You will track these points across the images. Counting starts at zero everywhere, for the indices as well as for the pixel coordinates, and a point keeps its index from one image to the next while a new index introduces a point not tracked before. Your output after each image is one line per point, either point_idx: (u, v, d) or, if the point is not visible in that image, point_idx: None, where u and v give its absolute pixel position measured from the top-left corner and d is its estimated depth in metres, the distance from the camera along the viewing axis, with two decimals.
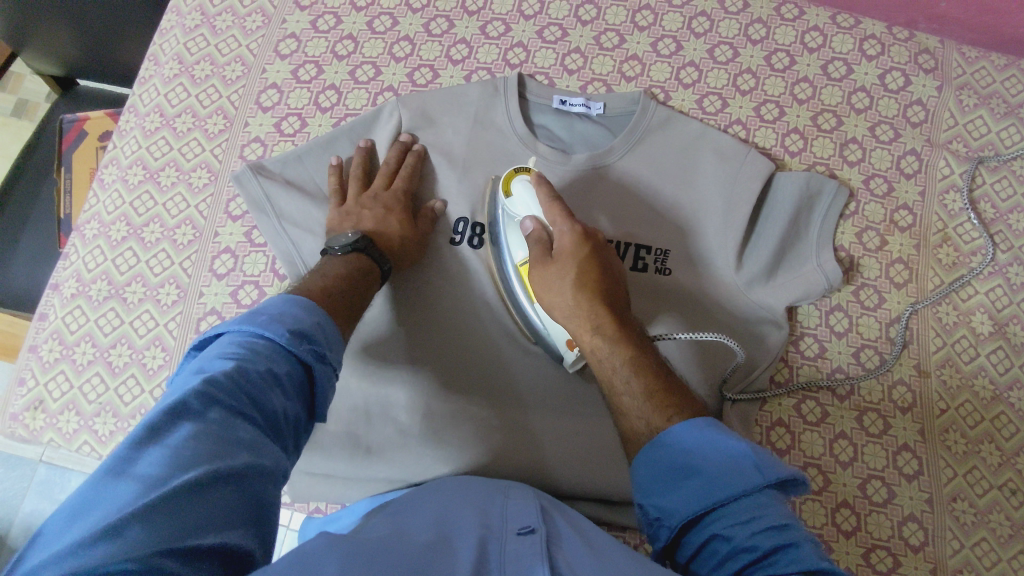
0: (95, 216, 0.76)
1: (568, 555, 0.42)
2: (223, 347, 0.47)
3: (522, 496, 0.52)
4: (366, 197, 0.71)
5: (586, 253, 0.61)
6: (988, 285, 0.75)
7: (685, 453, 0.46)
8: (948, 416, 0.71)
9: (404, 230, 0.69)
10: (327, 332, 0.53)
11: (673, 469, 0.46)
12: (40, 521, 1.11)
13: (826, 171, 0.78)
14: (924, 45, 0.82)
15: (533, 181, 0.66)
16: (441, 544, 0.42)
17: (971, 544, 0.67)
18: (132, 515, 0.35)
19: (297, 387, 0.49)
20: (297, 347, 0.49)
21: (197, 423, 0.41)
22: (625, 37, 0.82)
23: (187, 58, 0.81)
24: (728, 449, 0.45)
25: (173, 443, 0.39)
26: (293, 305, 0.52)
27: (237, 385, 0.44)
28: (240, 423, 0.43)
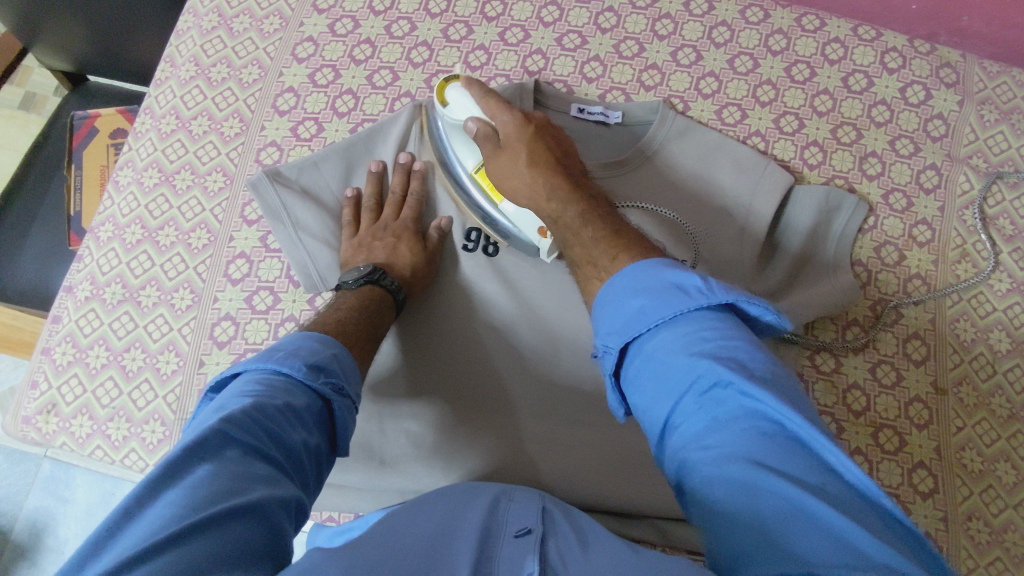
0: (110, 218, 0.75)
1: (564, 555, 0.41)
2: (241, 386, 0.48)
3: (526, 495, 0.50)
4: (377, 228, 0.71)
5: (530, 134, 0.64)
6: (1007, 303, 0.74)
7: (631, 288, 0.48)
8: (964, 434, 0.71)
9: (417, 261, 0.69)
10: (341, 363, 0.54)
11: (620, 302, 0.48)
12: (44, 517, 1.11)
13: (845, 185, 0.77)
14: (946, 59, 0.81)
15: (466, 84, 0.68)
16: (442, 550, 0.40)
17: (986, 564, 0.67)
18: (151, 548, 0.35)
19: (315, 421, 0.50)
20: (312, 381, 0.51)
21: (215, 460, 0.41)
22: (645, 46, 0.81)
23: (204, 60, 0.80)
24: (672, 279, 0.47)
25: (193, 479, 0.39)
26: (305, 341, 0.54)
27: (256, 420, 0.45)
28: (256, 460, 0.43)
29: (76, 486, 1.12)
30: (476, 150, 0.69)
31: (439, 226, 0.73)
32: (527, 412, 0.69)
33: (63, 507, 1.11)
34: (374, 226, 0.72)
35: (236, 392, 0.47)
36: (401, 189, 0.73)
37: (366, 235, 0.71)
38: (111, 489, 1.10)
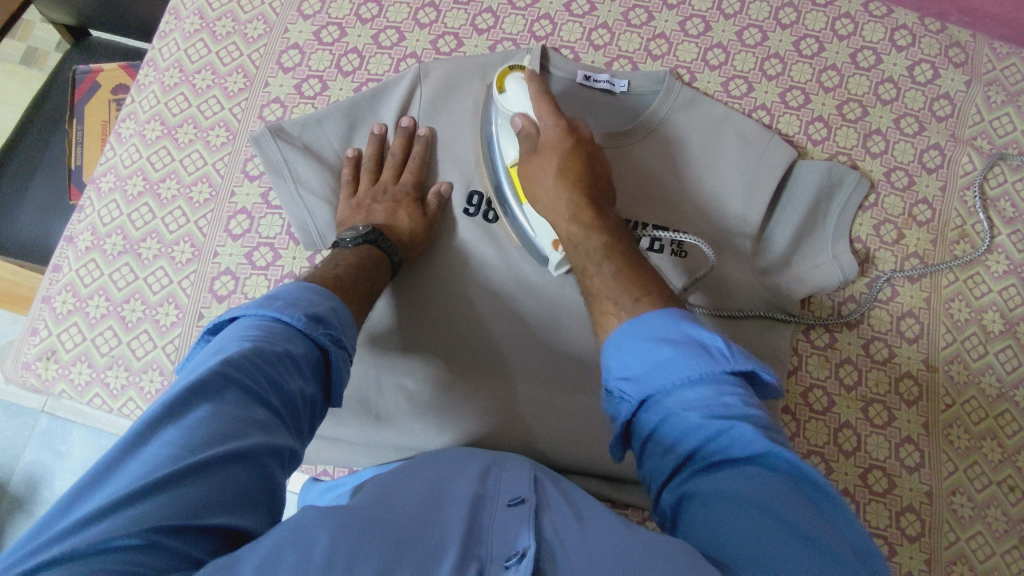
0: (111, 169, 0.75)
1: (556, 524, 0.42)
2: (242, 330, 0.48)
3: (516, 467, 0.52)
4: (377, 191, 0.71)
5: (569, 149, 0.65)
6: (1002, 284, 0.75)
7: (653, 339, 0.48)
8: (952, 411, 0.72)
9: (417, 226, 0.69)
10: (341, 316, 0.53)
11: (640, 353, 0.48)
12: (41, 471, 1.12)
13: (847, 162, 0.77)
14: (955, 39, 0.81)
15: (527, 77, 0.68)
16: (433, 515, 0.41)
17: (966, 537, 0.68)
18: (147, 488, 0.36)
19: (312, 369, 0.49)
20: (312, 330, 0.50)
21: (212, 402, 0.42)
22: (653, 15, 0.81)
23: (209, 14, 0.79)
24: (696, 337, 0.47)
25: (190, 421, 0.40)
26: (307, 290, 0.53)
27: (253, 366, 0.45)
28: (254, 404, 0.43)
29: (71, 441, 1.13)
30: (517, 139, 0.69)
31: (438, 190, 0.72)
32: (521, 375, 0.70)
33: (59, 462, 1.12)
34: (374, 189, 0.72)
35: (234, 336, 0.47)
36: (402, 152, 0.73)
37: (370, 196, 0.71)
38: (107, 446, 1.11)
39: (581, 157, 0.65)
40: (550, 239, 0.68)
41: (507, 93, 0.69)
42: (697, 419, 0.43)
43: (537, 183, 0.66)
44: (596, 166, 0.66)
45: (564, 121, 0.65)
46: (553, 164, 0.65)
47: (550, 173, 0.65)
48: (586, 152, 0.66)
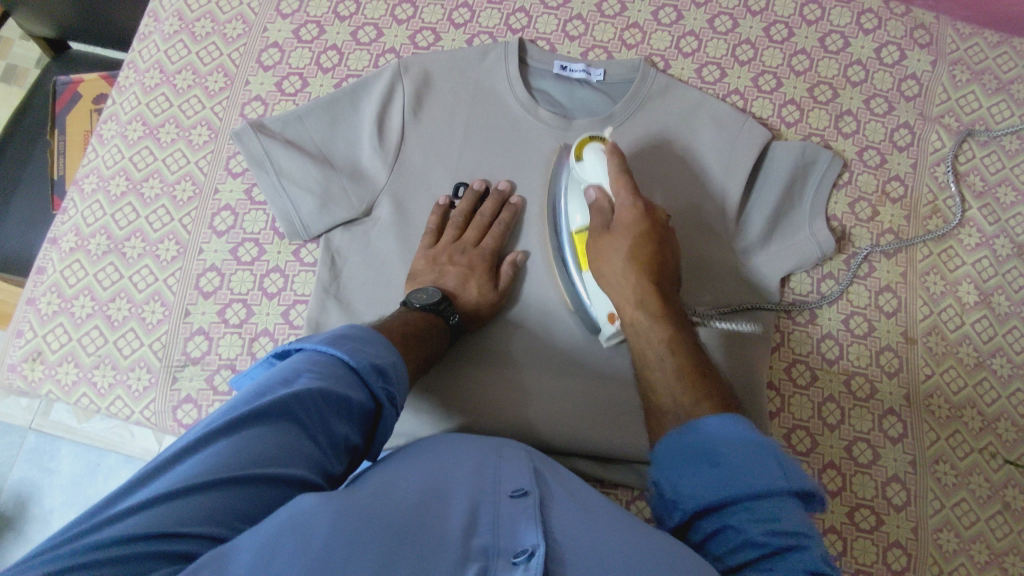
0: (94, 171, 0.75)
1: (567, 525, 0.42)
2: (305, 363, 0.47)
3: (514, 455, 0.51)
4: (456, 249, 0.70)
5: (643, 228, 0.62)
6: (975, 256, 0.77)
7: (718, 440, 0.46)
8: (933, 382, 0.73)
9: (484, 299, 0.67)
10: (400, 372, 0.51)
11: (704, 451, 0.46)
12: (30, 489, 1.11)
13: (821, 142, 0.79)
14: (920, 21, 0.83)
15: (607, 151, 0.65)
16: (432, 508, 0.41)
17: (950, 504, 0.69)
18: (182, 491, 0.37)
19: (363, 420, 0.47)
20: (372, 381, 0.48)
21: (262, 427, 0.41)
22: (626, 5, 0.82)
23: (188, 15, 0.80)
24: (761, 443, 0.45)
25: (241, 439, 0.40)
26: (375, 340, 0.51)
27: (315, 404, 0.44)
28: (303, 439, 0.42)
29: (61, 458, 1.11)
30: (587, 208, 0.67)
31: (514, 259, 0.71)
32: (528, 365, 0.69)
33: (49, 478, 1.11)
34: (451, 245, 0.70)
35: (298, 369, 0.46)
36: (469, 209, 0.72)
37: (442, 253, 0.70)
38: (96, 460, 1.11)
39: (654, 244, 0.61)
40: (607, 313, 0.66)
41: (584, 162, 0.67)
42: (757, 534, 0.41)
43: (606, 264, 0.63)
44: (668, 267, 0.62)
45: (641, 202, 0.63)
46: (627, 249, 0.62)
47: (622, 259, 0.61)
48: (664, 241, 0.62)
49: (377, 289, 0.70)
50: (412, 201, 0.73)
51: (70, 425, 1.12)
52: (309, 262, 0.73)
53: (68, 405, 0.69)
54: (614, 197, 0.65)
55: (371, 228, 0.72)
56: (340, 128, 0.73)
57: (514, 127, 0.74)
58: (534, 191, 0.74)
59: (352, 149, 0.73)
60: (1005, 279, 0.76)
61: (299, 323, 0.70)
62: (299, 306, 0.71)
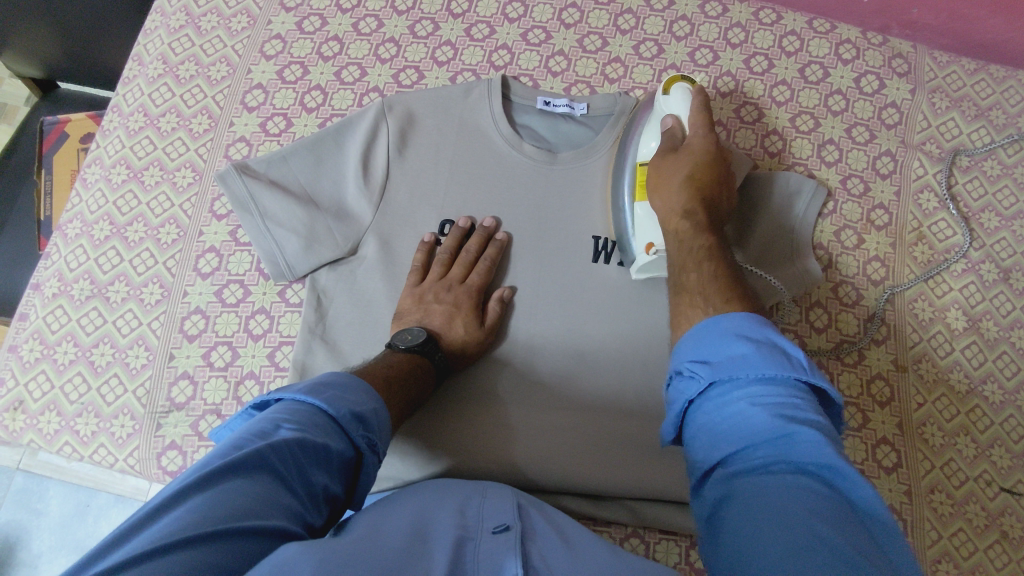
0: (78, 216, 0.75)
1: (546, 557, 0.42)
2: (284, 413, 0.47)
3: (498, 494, 0.50)
4: (442, 287, 0.69)
5: (709, 156, 0.65)
6: (962, 282, 0.77)
7: (736, 333, 0.45)
8: (925, 410, 0.73)
9: (471, 337, 0.67)
10: (381, 418, 0.51)
11: (717, 344, 0.45)
12: (18, 532, 1.09)
13: (804, 171, 0.79)
14: (898, 50, 0.84)
15: (695, 90, 0.69)
16: (416, 547, 0.41)
17: (948, 534, 0.69)
18: (157, 548, 0.35)
19: (342, 470, 0.47)
20: (352, 430, 0.48)
21: (243, 479, 0.41)
22: (608, 40, 0.83)
23: (172, 58, 0.81)
24: (778, 340, 0.44)
25: (218, 493, 0.39)
26: (354, 387, 0.51)
27: (293, 454, 0.43)
28: (283, 490, 0.42)
29: (48, 499, 1.09)
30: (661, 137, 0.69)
31: (501, 295, 0.70)
32: (518, 404, 0.69)
33: (36, 521, 1.09)
34: (438, 283, 0.70)
35: (276, 420, 0.45)
36: (455, 247, 0.72)
37: (428, 290, 0.69)
38: (85, 501, 1.09)
39: (715, 173, 0.64)
40: (647, 242, 0.68)
41: (669, 96, 0.70)
42: (761, 419, 0.40)
43: (665, 177, 0.65)
44: (720, 192, 0.65)
45: (713, 137, 0.66)
46: (694, 160, 0.64)
47: (680, 170, 0.64)
48: (722, 174, 0.65)
49: (364, 329, 0.69)
50: (398, 238, 0.73)
51: (58, 465, 1.10)
52: (295, 303, 0.72)
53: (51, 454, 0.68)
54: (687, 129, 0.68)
55: (357, 266, 0.72)
56: (324, 167, 0.73)
57: (498, 163, 0.74)
58: (520, 227, 0.73)
59: (337, 188, 0.73)
60: (993, 304, 0.76)
61: (285, 364, 0.69)
62: (285, 348, 0.70)
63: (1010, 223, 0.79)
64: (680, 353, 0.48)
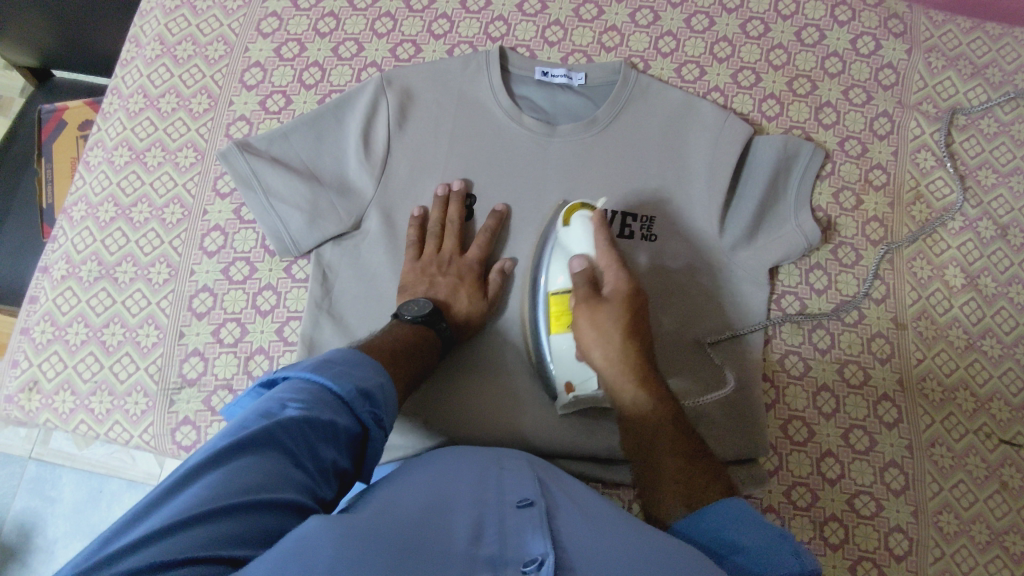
0: (82, 198, 0.76)
1: (569, 529, 0.42)
2: (292, 391, 0.47)
3: (515, 466, 0.51)
4: (442, 261, 0.71)
5: (633, 301, 0.62)
6: (960, 239, 0.78)
7: (732, 521, 0.47)
8: (924, 366, 0.74)
9: (476, 308, 0.69)
10: (388, 394, 0.52)
11: (723, 535, 0.46)
12: (33, 519, 1.10)
13: (802, 134, 0.80)
14: (893, 11, 0.84)
15: (597, 220, 0.65)
16: (441, 523, 0.41)
17: (949, 487, 0.70)
18: (179, 525, 0.36)
19: (349, 445, 0.48)
20: (358, 407, 0.49)
21: (254, 456, 0.42)
22: (604, 8, 0.83)
23: (169, 39, 0.81)
24: (788, 538, 0.45)
25: (231, 470, 0.40)
26: (361, 363, 0.52)
27: (301, 432, 0.44)
28: (293, 466, 0.43)
29: (62, 486, 1.11)
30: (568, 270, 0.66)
31: (501, 267, 0.72)
32: (522, 374, 0.70)
33: (51, 508, 1.10)
34: (439, 258, 0.71)
35: (285, 398, 0.46)
36: (440, 218, 0.72)
37: (429, 264, 0.70)
38: (98, 487, 1.10)
39: (641, 320, 0.62)
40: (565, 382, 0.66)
41: (571, 230, 0.67)
42: None
43: (598, 341, 0.62)
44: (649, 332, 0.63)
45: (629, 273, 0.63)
46: (622, 316, 0.61)
47: (616, 326, 0.61)
48: (649, 310, 0.63)
49: (369, 302, 0.70)
50: (400, 213, 0.73)
51: (70, 453, 1.12)
52: (301, 278, 0.73)
53: (66, 433, 0.69)
54: (601, 270, 0.64)
55: (361, 241, 0.73)
56: (325, 144, 0.73)
57: (497, 134, 0.74)
58: (521, 197, 0.74)
59: (338, 163, 0.73)
60: (990, 260, 0.77)
61: (294, 339, 0.70)
62: (293, 323, 0.71)
63: (1007, 180, 0.80)
64: (676, 558, 0.48)
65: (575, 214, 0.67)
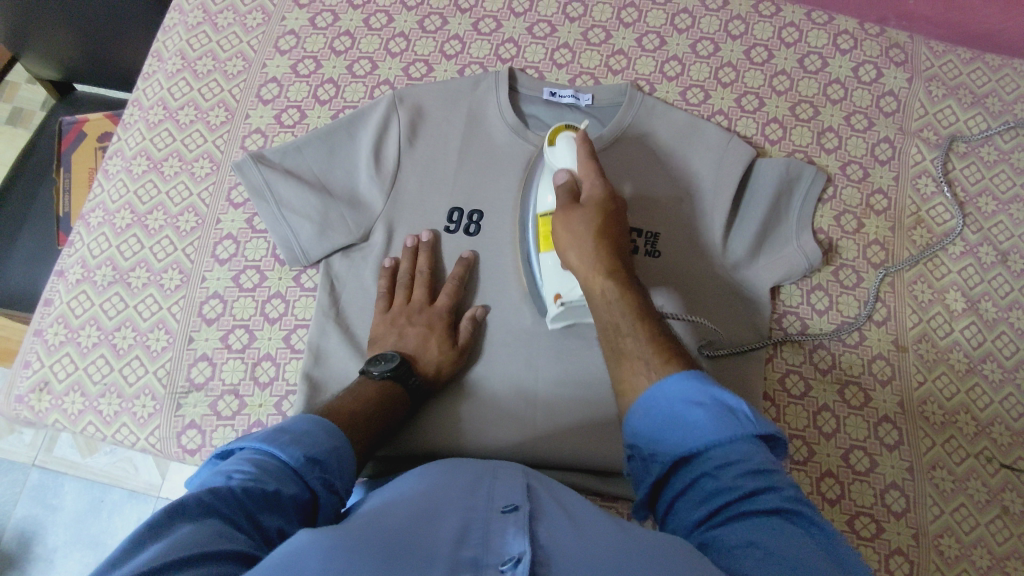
0: (99, 206, 0.78)
1: (553, 533, 0.42)
2: (233, 465, 0.45)
3: (508, 474, 0.51)
4: (412, 310, 0.70)
5: (609, 208, 0.61)
6: (960, 264, 0.79)
7: (681, 402, 0.46)
8: (925, 389, 0.74)
9: (445, 358, 0.68)
10: (343, 458, 0.50)
11: (669, 416, 0.46)
12: (34, 527, 1.10)
13: (804, 158, 0.81)
14: (894, 40, 0.86)
15: (577, 137, 0.66)
16: (426, 524, 0.41)
17: (950, 510, 0.70)
18: None
19: (300, 513, 0.45)
20: (307, 473, 0.46)
21: (192, 524, 0.38)
22: (611, 33, 0.86)
23: (190, 54, 0.84)
24: (723, 399, 0.46)
25: (166, 540, 0.36)
26: (315, 426, 0.50)
27: (240, 499, 0.41)
28: (233, 532, 0.39)
29: (64, 494, 1.11)
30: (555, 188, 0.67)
31: (473, 315, 0.71)
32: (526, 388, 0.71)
33: (52, 516, 1.11)
34: (408, 308, 0.70)
35: (224, 470, 0.43)
36: (410, 268, 0.72)
37: (399, 314, 0.70)
38: (99, 495, 1.11)
39: (615, 227, 0.61)
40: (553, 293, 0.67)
41: (556, 149, 0.68)
42: (729, 483, 0.42)
43: (572, 242, 0.60)
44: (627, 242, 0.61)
45: (610, 184, 0.62)
46: (596, 217, 0.60)
47: (589, 227, 0.60)
48: (624, 222, 0.62)
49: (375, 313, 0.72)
50: (408, 226, 0.74)
51: (74, 461, 1.13)
52: (309, 287, 0.75)
53: (74, 434, 0.70)
54: (581, 180, 0.64)
55: (368, 253, 0.74)
56: (337, 158, 0.75)
57: (506, 151, 0.76)
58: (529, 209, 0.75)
59: (349, 177, 0.75)
60: (991, 285, 0.78)
61: (301, 346, 0.71)
62: (300, 331, 0.73)
63: (1007, 207, 0.81)
64: (629, 432, 0.49)
65: (558, 137, 0.68)
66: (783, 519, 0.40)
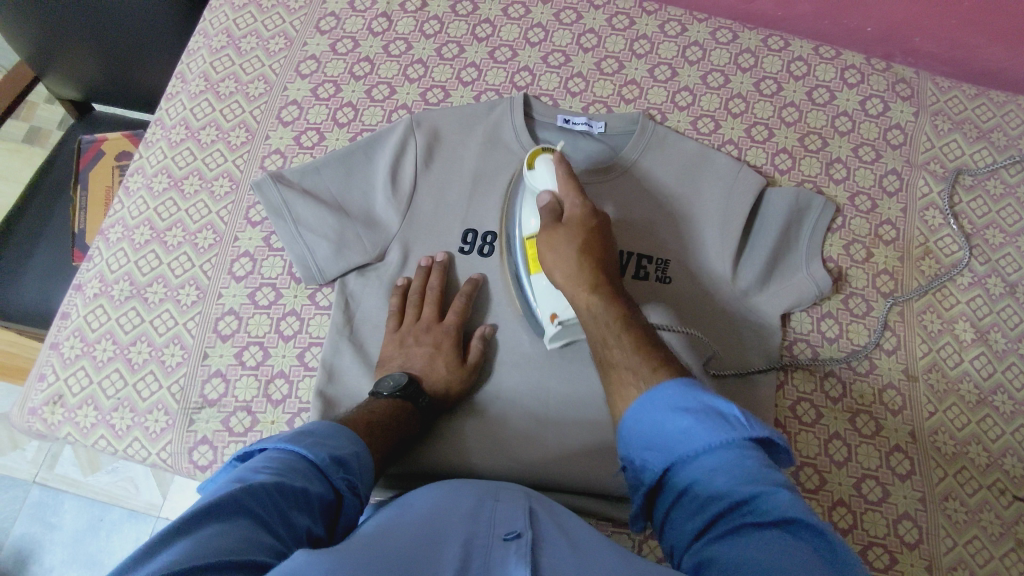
0: (119, 221, 0.79)
1: (555, 562, 0.41)
2: (261, 462, 0.45)
3: (509, 499, 0.51)
4: (420, 328, 0.71)
5: (592, 230, 0.63)
6: (969, 295, 0.80)
7: (671, 410, 0.46)
8: (936, 419, 0.74)
9: (452, 377, 0.68)
10: (362, 463, 0.52)
11: (658, 427, 0.46)
12: (32, 545, 1.09)
13: (813, 187, 0.83)
14: (901, 75, 0.88)
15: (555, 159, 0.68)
16: (431, 553, 0.41)
17: (963, 542, 0.69)
18: None
19: (324, 512, 0.46)
20: (331, 474, 0.48)
21: (224, 522, 0.38)
22: (624, 64, 0.88)
23: (213, 76, 0.86)
24: (715, 408, 0.45)
25: (202, 536, 0.36)
26: (338, 434, 0.52)
27: (271, 496, 0.41)
28: (265, 532, 0.39)
29: (65, 512, 1.11)
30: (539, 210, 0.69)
31: (483, 332, 0.72)
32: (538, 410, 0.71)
33: (52, 535, 1.09)
34: (418, 326, 0.71)
35: (253, 468, 0.44)
36: (421, 286, 0.73)
37: (408, 333, 0.71)
38: (99, 515, 1.10)
39: (599, 243, 0.63)
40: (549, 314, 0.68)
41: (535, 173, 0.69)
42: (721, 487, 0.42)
43: (554, 257, 0.63)
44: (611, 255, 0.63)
45: (591, 202, 0.64)
46: (578, 240, 0.62)
47: (574, 249, 0.62)
48: (608, 237, 0.64)
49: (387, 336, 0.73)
50: (423, 246, 0.76)
51: (75, 479, 1.12)
52: (324, 305, 0.75)
53: (86, 448, 0.70)
54: (563, 199, 0.66)
55: (383, 273, 0.75)
56: (355, 178, 0.76)
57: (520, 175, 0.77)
58: None
59: (367, 197, 0.76)
60: (999, 316, 0.79)
61: (314, 364, 0.72)
62: (313, 348, 0.73)
63: (1015, 240, 0.82)
64: (625, 443, 0.49)
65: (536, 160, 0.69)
66: (778, 525, 0.39)
